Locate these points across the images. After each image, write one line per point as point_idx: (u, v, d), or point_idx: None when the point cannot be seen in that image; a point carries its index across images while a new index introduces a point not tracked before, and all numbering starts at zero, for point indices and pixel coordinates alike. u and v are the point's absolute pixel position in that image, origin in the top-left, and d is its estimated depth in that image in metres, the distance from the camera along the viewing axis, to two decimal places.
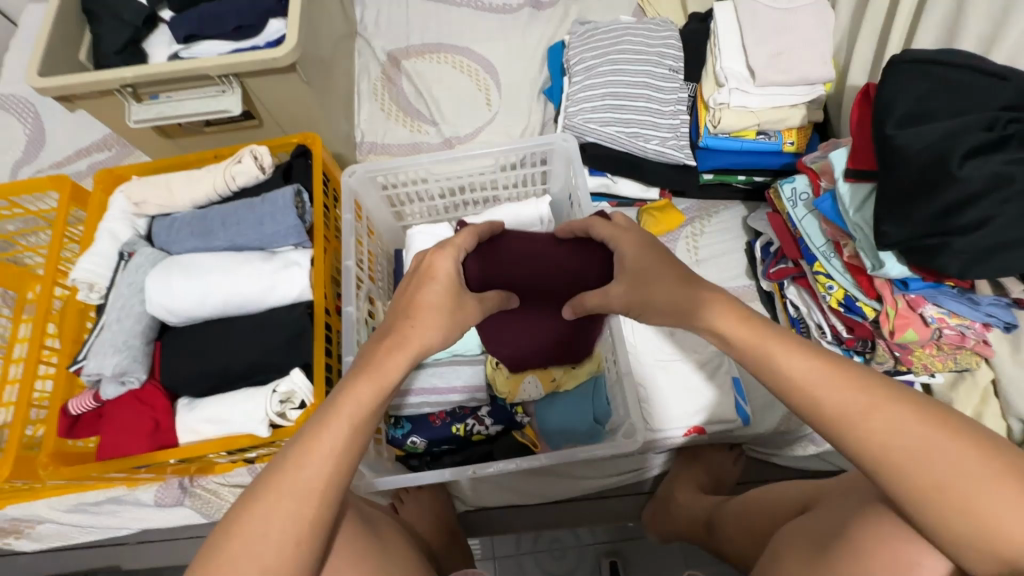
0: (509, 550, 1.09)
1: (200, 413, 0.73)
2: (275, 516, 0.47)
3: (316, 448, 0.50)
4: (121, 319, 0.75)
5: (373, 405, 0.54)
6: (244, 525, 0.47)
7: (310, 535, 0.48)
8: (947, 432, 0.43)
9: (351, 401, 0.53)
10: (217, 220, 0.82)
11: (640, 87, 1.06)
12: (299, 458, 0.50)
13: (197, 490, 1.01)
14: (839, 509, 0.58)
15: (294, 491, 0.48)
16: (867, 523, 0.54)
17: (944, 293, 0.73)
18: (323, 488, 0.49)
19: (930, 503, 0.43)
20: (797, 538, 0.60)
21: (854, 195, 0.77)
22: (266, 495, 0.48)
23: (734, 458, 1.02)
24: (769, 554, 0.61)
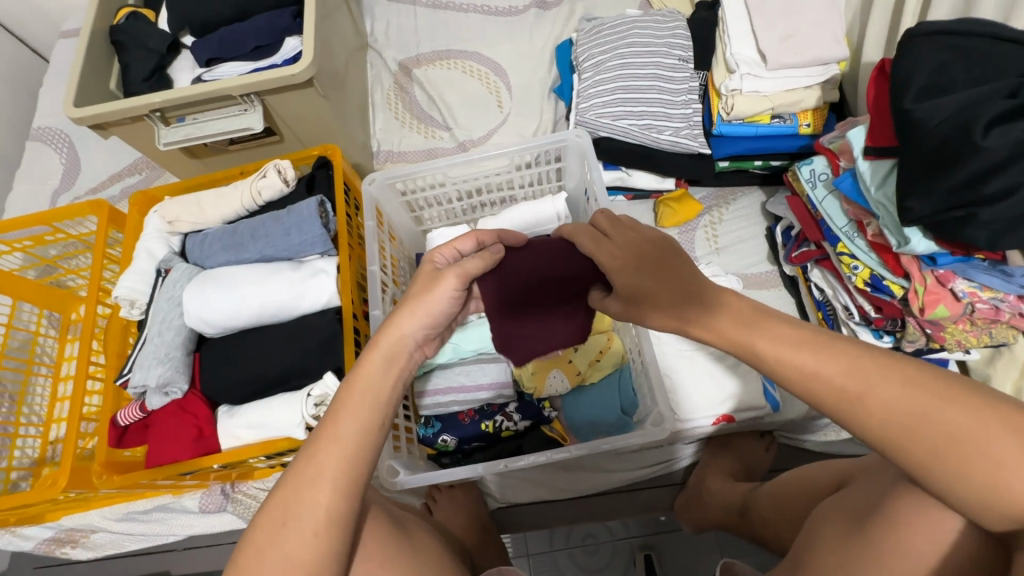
0: (543, 548, 1.11)
1: (240, 419, 0.76)
2: (299, 510, 0.50)
3: (327, 443, 0.53)
4: (162, 332, 0.78)
5: (374, 397, 0.57)
6: (273, 523, 0.50)
7: (334, 524, 0.50)
8: (981, 402, 0.43)
9: (349, 392, 0.56)
10: (247, 233, 0.85)
11: (650, 79, 1.06)
12: (313, 453, 0.53)
13: (238, 496, 1.04)
14: (874, 487, 0.57)
15: (312, 484, 0.51)
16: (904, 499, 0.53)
17: (974, 267, 0.71)
18: (340, 477, 0.52)
19: (967, 474, 0.43)
20: (834, 519, 0.59)
21: (874, 173, 0.76)
22: (287, 492, 0.51)
23: (766, 445, 1.01)
24: (806, 534, 0.61)
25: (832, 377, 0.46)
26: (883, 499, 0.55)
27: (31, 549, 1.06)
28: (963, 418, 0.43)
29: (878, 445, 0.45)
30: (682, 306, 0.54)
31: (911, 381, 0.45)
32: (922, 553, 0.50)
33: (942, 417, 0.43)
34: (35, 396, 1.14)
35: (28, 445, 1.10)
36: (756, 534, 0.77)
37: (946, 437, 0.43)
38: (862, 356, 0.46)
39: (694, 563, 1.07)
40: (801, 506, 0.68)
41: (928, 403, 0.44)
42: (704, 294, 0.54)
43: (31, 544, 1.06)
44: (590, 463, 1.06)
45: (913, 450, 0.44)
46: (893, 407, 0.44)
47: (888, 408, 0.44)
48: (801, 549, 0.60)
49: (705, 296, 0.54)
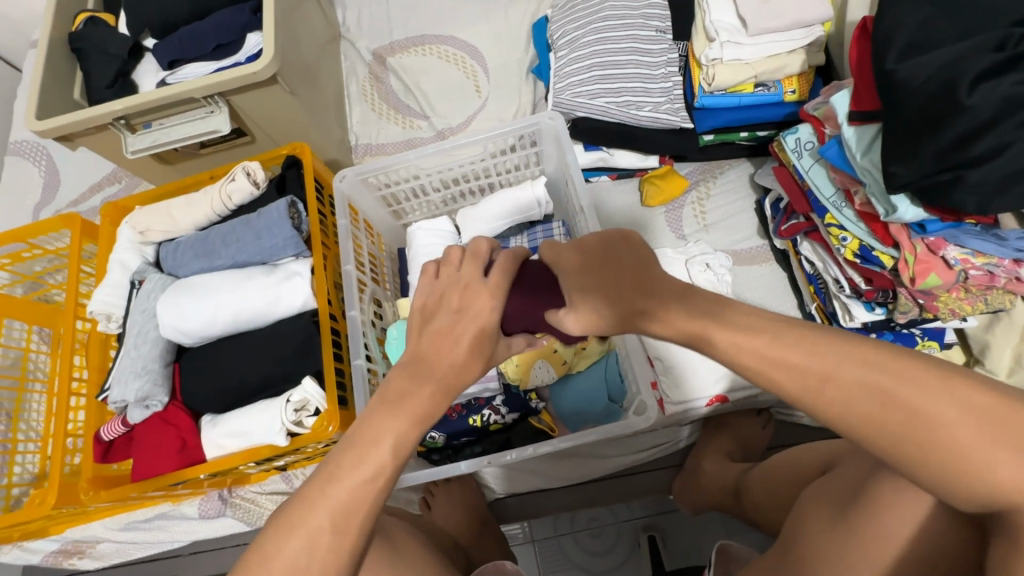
0: (548, 533, 1.09)
1: (222, 428, 0.75)
2: (308, 537, 0.46)
3: (352, 468, 0.49)
4: (138, 345, 0.78)
5: (407, 430, 0.52)
6: (279, 553, 0.46)
7: (342, 559, 0.47)
8: (962, 385, 0.41)
9: (385, 431, 0.51)
10: (218, 239, 0.83)
11: (627, 53, 1.02)
12: (333, 476, 0.49)
13: (236, 500, 1.05)
14: (862, 467, 0.56)
15: (329, 512, 0.48)
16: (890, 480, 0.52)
17: (965, 232, 0.67)
18: (358, 507, 0.48)
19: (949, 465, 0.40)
20: (819, 501, 0.59)
21: (860, 138, 0.73)
22: (297, 519, 0.47)
23: (763, 422, 1.00)
24: (795, 517, 0.60)
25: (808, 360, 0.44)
26: (870, 480, 0.53)
27: (39, 562, 1.08)
28: (943, 400, 0.40)
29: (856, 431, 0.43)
30: (652, 292, 0.52)
31: (889, 364, 0.42)
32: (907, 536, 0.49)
33: (926, 399, 0.40)
34: (31, 412, 1.14)
35: (27, 461, 1.10)
36: (748, 516, 0.76)
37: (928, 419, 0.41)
38: (838, 339, 0.44)
39: (696, 545, 1.06)
40: (790, 487, 0.67)
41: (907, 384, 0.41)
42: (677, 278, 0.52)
43: (38, 557, 1.07)
44: (586, 448, 1.05)
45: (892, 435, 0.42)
46: (870, 394, 0.41)
47: (867, 395, 0.42)
48: (790, 532, 0.59)
49: (677, 282, 0.52)
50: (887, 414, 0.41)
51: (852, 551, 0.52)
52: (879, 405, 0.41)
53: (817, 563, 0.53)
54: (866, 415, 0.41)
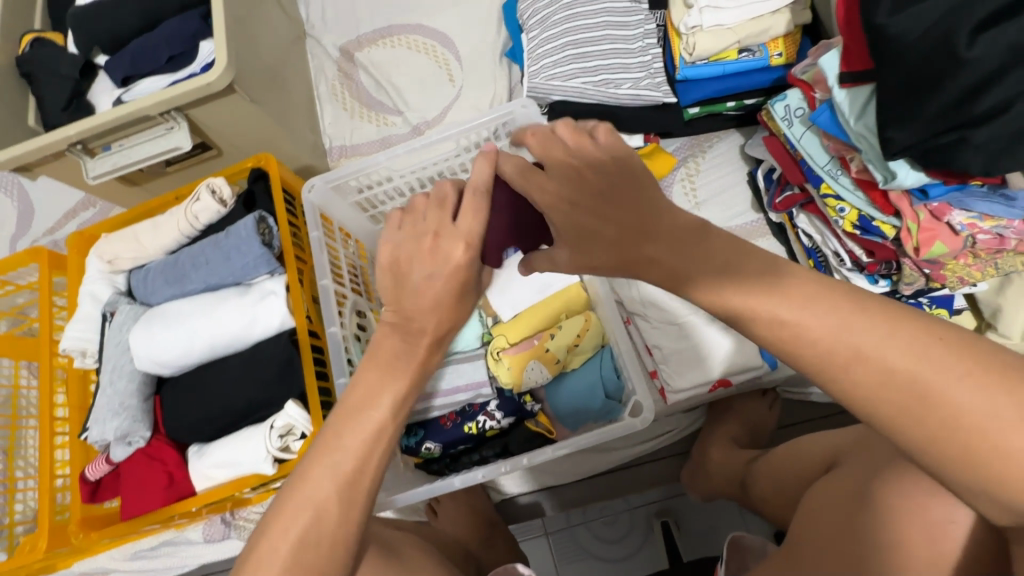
0: (561, 524, 1.06)
1: (209, 459, 0.73)
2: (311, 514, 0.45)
3: (351, 436, 0.49)
4: (114, 381, 0.75)
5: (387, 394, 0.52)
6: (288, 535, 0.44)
7: (350, 532, 0.46)
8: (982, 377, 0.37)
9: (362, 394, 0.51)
10: (188, 263, 0.80)
11: (601, 29, 0.96)
12: (331, 448, 0.48)
13: (240, 522, 1.03)
14: (878, 457, 0.53)
15: (333, 487, 0.46)
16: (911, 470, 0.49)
17: (971, 195, 0.62)
18: (354, 481, 0.47)
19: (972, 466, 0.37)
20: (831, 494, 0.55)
21: (852, 103, 0.68)
22: (302, 501, 0.45)
23: (769, 403, 0.97)
24: (807, 513, 0.58)
25: (819, 340, 0.39)
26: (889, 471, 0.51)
27: None
28: None
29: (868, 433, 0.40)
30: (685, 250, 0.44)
31: (917, 360, 0.36)
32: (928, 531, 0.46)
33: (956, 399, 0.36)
34: (26, 449, 1.12)
35: (28, 498, 1.08)
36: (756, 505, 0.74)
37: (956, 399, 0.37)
38: None
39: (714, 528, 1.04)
40: (804, 477, 0.64)
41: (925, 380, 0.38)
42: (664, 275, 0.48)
43: None
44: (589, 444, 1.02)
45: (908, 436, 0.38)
46: (885, 397, 0.37)
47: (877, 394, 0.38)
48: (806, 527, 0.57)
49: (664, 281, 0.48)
50: (903, 416, 0.37)
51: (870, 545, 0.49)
52: (893, 405, 0.37)
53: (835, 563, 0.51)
54: (879, 418, 0.37)
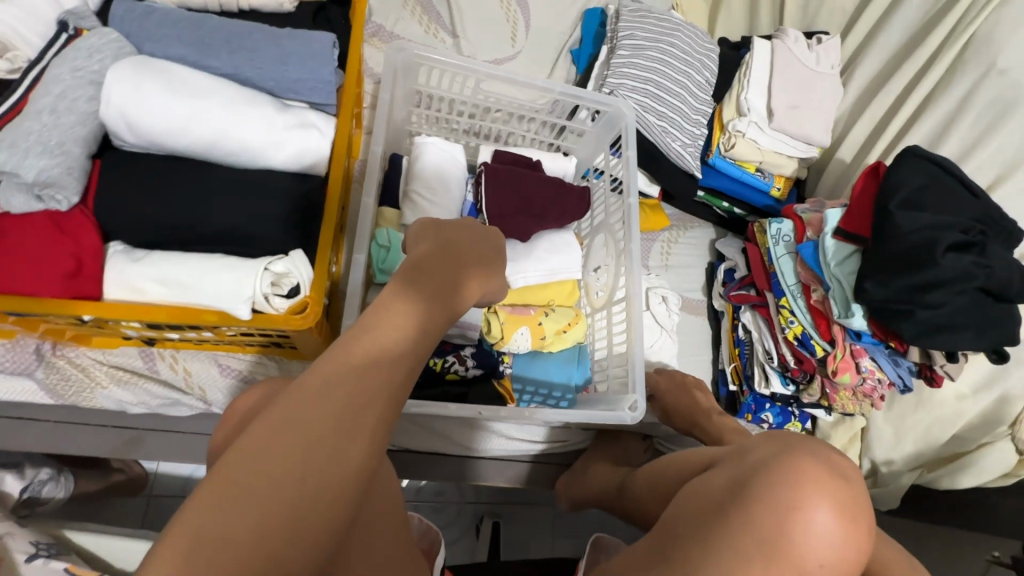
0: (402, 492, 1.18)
1: (149, 268, 0.56)
2: (291, 476, 0.36)
3: (384, 329, 0.43)
4: (57, 112, 0.54)
5: (375, 353, 0.42)
6: (226, 492, 0.34)
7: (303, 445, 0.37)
8: None
9: (347, 348, 0.42)
10: (221, 36, 0.63)
11: (679, 86, 1.08)
12: (326, 380, 0.39)
13: (57, 363, 0.79)
14: (755, 453, 0.55)
15: (277, 453, 0.36)
16: (800, 464, 0.51)
17: (880, 351, 0.87)
18: (370, 404, 0.40)
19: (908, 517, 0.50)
20: (694, 488, 0.57)
21: (838, 250, 0.89)
22: (256, 451, 0.36)
23: (647, 446, 1.09)
24: (680, 502, 0.57)
25: None
26: (773, 477, 0.51)
27: None
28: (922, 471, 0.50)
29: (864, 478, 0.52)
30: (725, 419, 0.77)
31: None
32: (816, 543, 0.48)
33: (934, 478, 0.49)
34: None
35: None
36: (628, 509, 0.79)
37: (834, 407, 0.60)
38: None
39: (531, 523, 1.26)
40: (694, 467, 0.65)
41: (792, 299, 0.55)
42: None
43: None
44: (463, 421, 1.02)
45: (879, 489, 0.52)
46: None
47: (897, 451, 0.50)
48: (680, 507, 0.56)
49: None
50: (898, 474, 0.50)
51: (744, 526, 0.50)
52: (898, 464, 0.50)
53: (714, 542, 0.50)
54: None
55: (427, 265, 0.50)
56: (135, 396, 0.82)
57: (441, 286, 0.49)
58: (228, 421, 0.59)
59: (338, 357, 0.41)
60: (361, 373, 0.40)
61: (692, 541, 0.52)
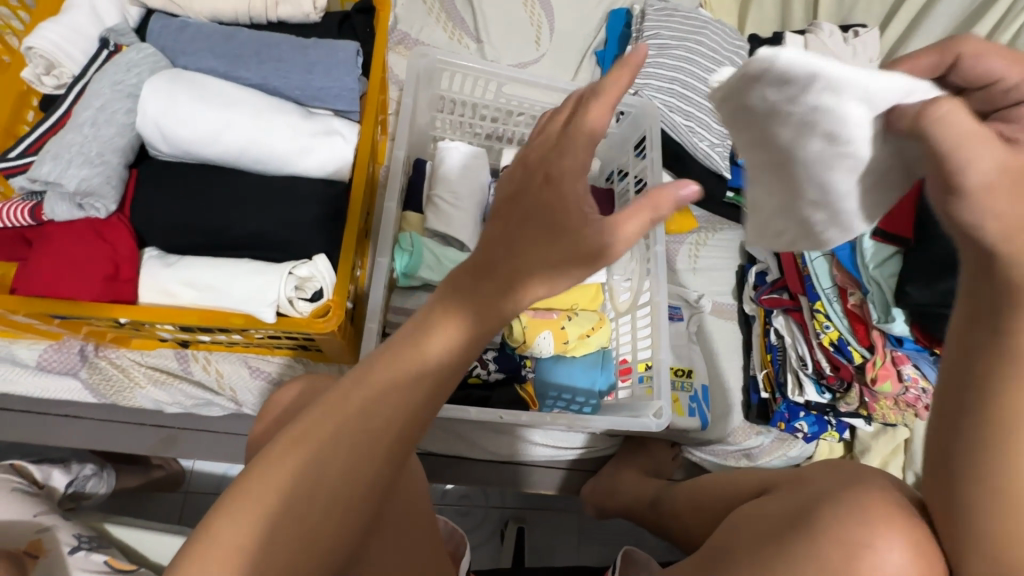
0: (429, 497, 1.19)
1: (179, 272, 0.58)
2: (308, 498, 0.37)
3: (421, 350, 0.40)
4: (96, 123, 0.57)
5: (409, 378, 0.40)
6: (249, 509, 0.36)
7: (326, 469, 0.37)
8: None
9: (381, 369, 0.40)
10: (250, 47, 0.65)
11: (706, 85, 1.05)
12: (353, 402, 0.38)
13: (100, 363, 0.82)
14: (819, 488, 0.51)
15: (302, 479, 0.37)
16: (878, 502, 0.47)
17: (924, 358, 0.84)
18: (394, 426, 0.39)
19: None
20: (745, 516, 0.54)
21: (876, 252, 0.84)
22: (280, 472, 0.37)
23: (676, 456, 1.04)
24: (729, 530, 0.55)
25: None
26: (842, 512, 0.47)
27: None
28: None
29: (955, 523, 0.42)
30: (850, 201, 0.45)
31: None
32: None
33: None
34: None
35: None
36: (665, 521, 0.77)
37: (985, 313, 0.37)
38: None
39: (558, 534, 1.24)
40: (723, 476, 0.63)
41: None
42: None
43: None
44: (503, 428, 1.02)
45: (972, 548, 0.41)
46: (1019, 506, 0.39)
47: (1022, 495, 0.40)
48: (732, 538, 0.53)
49: None
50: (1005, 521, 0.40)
51: (808, 564, 0.46)
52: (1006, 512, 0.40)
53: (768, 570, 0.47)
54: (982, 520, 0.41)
55: (495, 253, 0.38)
56: (171, 396, 0.85)
57: (504, 289, 0.39)
58: (269, 418, 0.62)
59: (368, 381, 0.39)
60: (389, 400, 0.39)
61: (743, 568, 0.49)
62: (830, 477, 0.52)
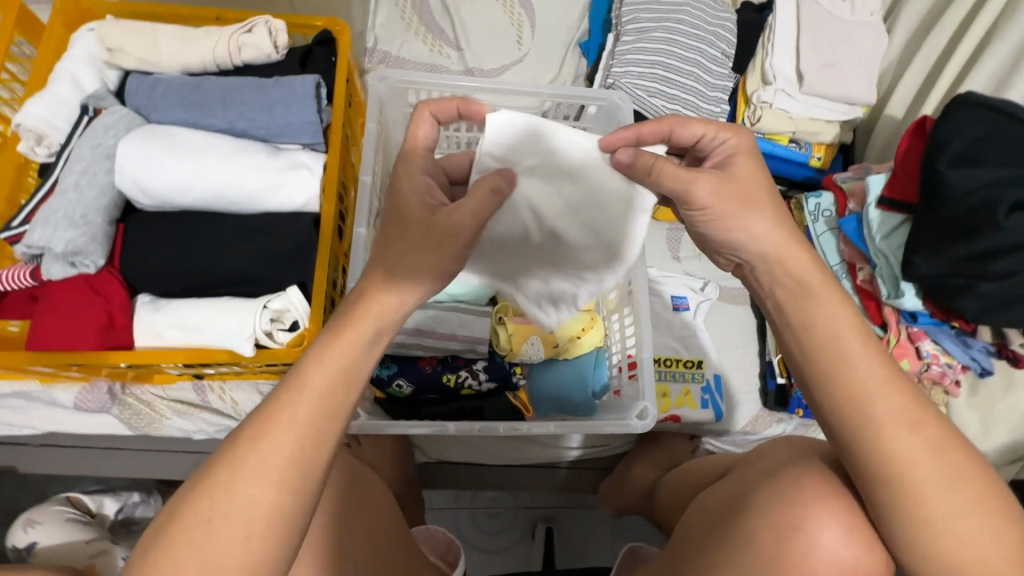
0: (448, 503, 1.19)
1: (167, 316, 0.63)
2: (242, 510, 0.40)
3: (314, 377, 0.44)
4: (79, 187, 0.62)
5: (303, 411, 0.43)
6: (187, 526, 0.40)
7: (242, 504, 0.40)
8: (969, 472, 0.42)
9: (280, 404, 0.43)
10: (216, 94, 0.69)
11: (690, 64, 1.01)
12: (275, 416, 0.43)
13: (128, 399, 0.89)
14: (758, 471, 0.53)
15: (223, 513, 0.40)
16: (808, 482, 0.48)
17: (943, 332, 0.78)
18: (316, 429, 0.43)
19: (927, 539, 0.41)
20: (706, 504, 0.56)
21: (883, 223, 0.79)
22: (214, 490, 0.41)
23: (693, 448, 0.99)
24: (691, 518, 0.57)
25: None
26: (768, 497, 0.49)
27: None
28: (945, 489, 0.41)
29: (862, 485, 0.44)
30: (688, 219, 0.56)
31: (933, 444, 0.42)
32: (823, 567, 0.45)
33: (926, 486, 0.41)
34: None
35: None
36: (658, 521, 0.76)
37: (804, 320, 0.47)
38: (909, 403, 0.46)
39: (586, 536, 1.19)
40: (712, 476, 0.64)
41: (790, 275, 0.48)
42: (764, 308, 0.51)
43: None
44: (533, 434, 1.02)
45: (889, 510, 0.43)
46: (907, 462, 0.42)
47: (917, 455, 0.42)
48: (692, 523, 0.56)
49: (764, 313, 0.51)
50: (900, 481, 0.42)
51: (747, 549, 0.48)
52: (902, 474, 0.42)
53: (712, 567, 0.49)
54: (890, 477, 0.42)
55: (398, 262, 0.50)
56: (194, 425, 0.91)
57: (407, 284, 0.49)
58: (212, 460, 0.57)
59: (270, 417, 0.43)
60: (290, 431, 0.42)
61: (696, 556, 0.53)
62: (774, 463, 0.53)
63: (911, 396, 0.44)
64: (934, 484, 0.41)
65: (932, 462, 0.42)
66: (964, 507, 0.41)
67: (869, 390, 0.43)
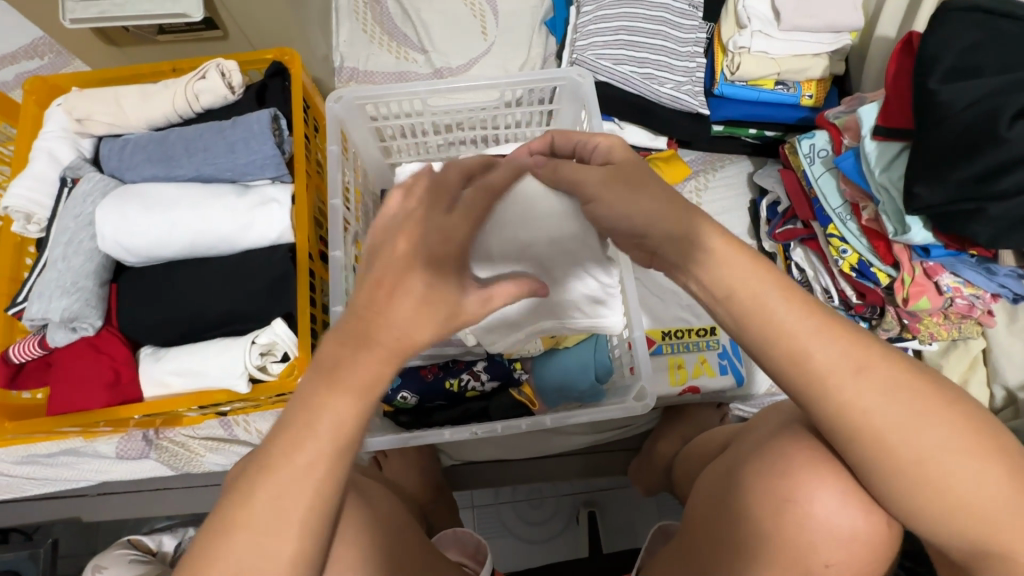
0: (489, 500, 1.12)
1: (166, 365, 0.66)
2: None
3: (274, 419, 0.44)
4: (68, 257, 0.66)
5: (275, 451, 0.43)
6: None
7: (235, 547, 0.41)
8: (946, 402, 0.42)
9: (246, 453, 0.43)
10: (180, 145, 0.71)
11: (657, 23, 0.97)
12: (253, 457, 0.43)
13: (163, 443, 0.95)
14: (753, 446, 0.54)
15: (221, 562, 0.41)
16: (797, 452, 0.49)
17: (963, 262, 0.73)
18: None
19: (915, 481, 0.42)
20: (708, 479, 0.58)
21: (880, 155, 0.73)
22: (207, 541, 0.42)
23: (722, 416, 0.95)
24: (697, 498, 0.58)
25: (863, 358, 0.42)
26: (764, 474, 0.50)
27: None
28: (927, 430, 0.41)
29: (846, 444, 0.43)
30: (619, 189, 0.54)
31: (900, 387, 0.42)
32: (819, 526, 0.48)
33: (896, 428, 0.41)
34: None
35: None
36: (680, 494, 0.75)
37: (724, 288, 0.43)
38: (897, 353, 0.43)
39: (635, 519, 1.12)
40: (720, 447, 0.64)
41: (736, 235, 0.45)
42: None
43: None
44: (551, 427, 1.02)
45: (882, 461, 0.43)
46: (889, 413, 0.41)
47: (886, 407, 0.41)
48: (700, 499, 0.57)
49: None
50: (876, 432, 0.42)
51: (748, 523, 0.50)
52: (881, 426, 0.41)
53: (725, 551, 0.51)
54: (877, 431, 0.42)
55: None
56: (226, 458, 0.96)
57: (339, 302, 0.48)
58: None
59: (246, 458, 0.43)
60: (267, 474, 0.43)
61: (703, 539, 0.54)
62: (769, 433, 0.54)
63: (852, 339, 0.42)
64: (906, 425, 0.41)
65: (904, 405, 0.41)
66: (943, 440, 0.41)
67: (806, 346, 0.41)
